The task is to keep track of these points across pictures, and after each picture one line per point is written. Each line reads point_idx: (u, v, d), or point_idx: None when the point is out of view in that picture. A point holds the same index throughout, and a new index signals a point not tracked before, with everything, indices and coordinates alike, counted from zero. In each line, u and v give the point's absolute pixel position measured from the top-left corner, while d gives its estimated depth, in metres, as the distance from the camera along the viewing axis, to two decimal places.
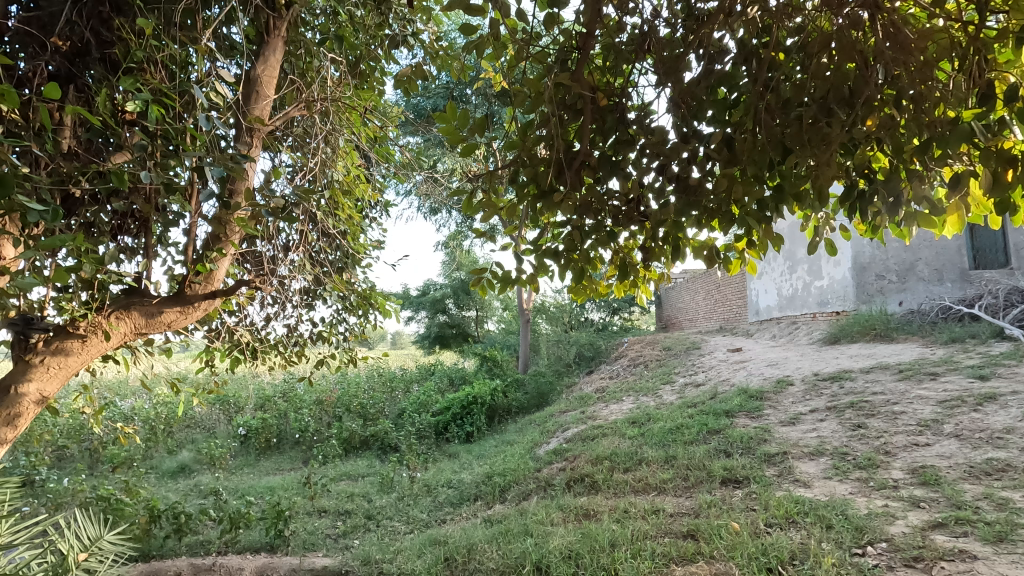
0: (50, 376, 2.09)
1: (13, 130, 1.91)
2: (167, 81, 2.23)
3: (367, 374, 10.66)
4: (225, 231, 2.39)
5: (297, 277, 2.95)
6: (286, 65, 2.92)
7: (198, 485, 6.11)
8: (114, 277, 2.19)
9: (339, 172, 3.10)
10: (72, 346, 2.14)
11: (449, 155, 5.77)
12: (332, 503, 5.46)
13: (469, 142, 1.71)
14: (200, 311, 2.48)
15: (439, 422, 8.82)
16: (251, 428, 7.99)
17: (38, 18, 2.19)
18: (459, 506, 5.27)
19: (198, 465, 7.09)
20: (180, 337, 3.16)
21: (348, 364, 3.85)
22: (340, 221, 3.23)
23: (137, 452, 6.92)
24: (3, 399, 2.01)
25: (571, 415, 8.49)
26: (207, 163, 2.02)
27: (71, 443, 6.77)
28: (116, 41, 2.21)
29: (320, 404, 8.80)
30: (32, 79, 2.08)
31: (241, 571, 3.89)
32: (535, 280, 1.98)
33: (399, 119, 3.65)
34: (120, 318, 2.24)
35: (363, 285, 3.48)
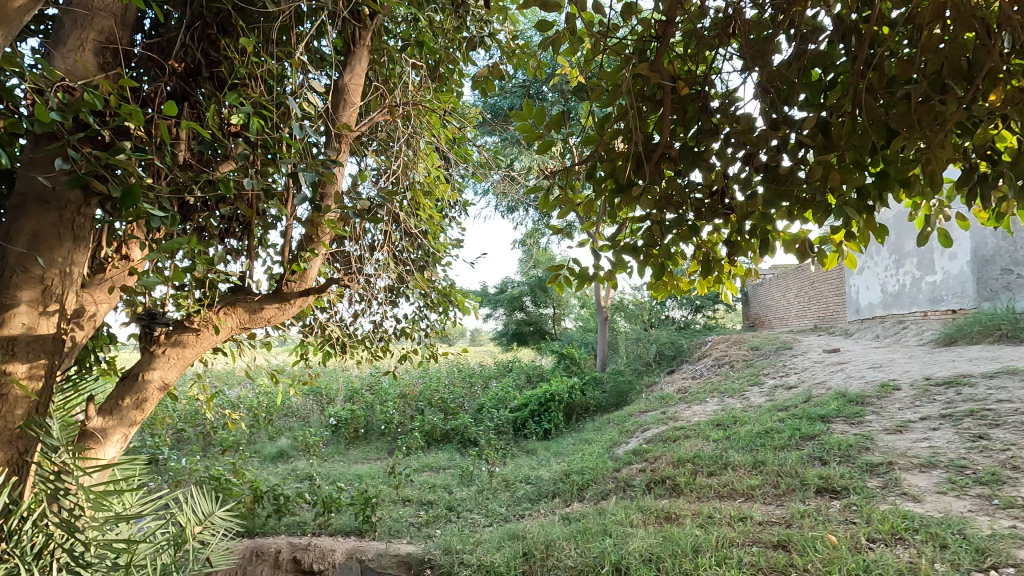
0: (170, 365, 2.38)
1: (140, 145, 2.14)
2: (266, 94, 2.44)
3: (447, 370, 10.94)
4: (317, 232, 2.57)
5: (381, 275, 3.12)
6: (371, 73, 3.06)
7: (295, 470, 6.54)
8: (222, 276, 2.48)
9: (420, 174, 3.24)
10: (187, 338, 2.40)
11: (526, 152, 5.77)
12: (416, 493, 5.66)
13: (548, 141, 1.71)
14: (296, 308, 2.66)
15: (518, 418, 8.94)
16: (341, 418, 8.45)
17: (158, 45, 2.46)
18: (538, 502, 5.30)
19: (295, 452, 7.57)
20: (278, 332, 3.41)
21: (430, 359, 3.99)
22: (421, 221, 3.38)
23: (243, 437, 7.52)
24: (134, 385, 2.32)
25: (651, 415, 8.27)
26: (301, 169, 2.27)
27: (187, 426, 7.47)
28: (223, 60, 2.46)
29: (403, 397, 9.16)
30: (154, 99, 2.32)
31: (333, 552, 4.10)
32: (614, 277, 1.95)
33: (478, 119, 3.73)
34: (227, 313, 2.49)
35: (444, 283, 3.61)
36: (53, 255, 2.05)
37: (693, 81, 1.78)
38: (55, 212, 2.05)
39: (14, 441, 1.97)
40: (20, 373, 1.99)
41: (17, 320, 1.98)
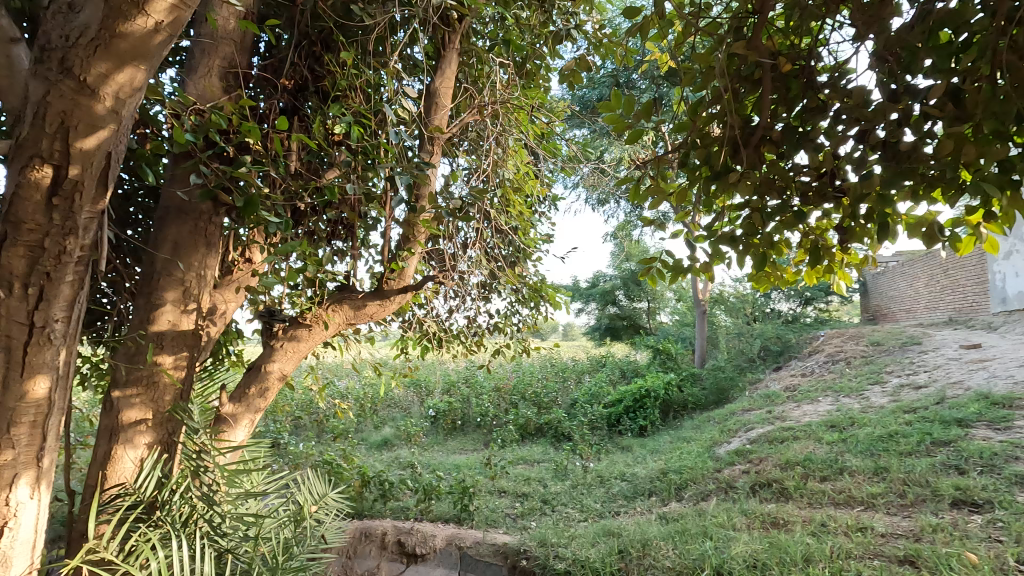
0: (287, 358, 2.63)
1: (258, 158, 2.37)
2: (365, 103, 2.60)
3: (540, 365, 11.02)
4: (413, 232, 2.73)
5: (474, 272, 3.22)
6: (461, 76, 3.16)
7: (398, 458, 6.91)
8: (330, 276, 2.69)
9: (509, 171, 3.29)
10: (301, 333, 2.64)
11: (616, 143, 5.65)
12: (511, 485, 5.76)
13: (636, 130, 1.67)
14: (396, 305, 2.81)
15: (612, 413, 8.81)
16: (440, 410, 8.77)
17: (271, 65, 2.71)
18: (634, 500, 5.20)
19: (398, 440, 7.98)
20: (381, 327, 3.62)
21: (522, 353, 4.05)
22: (512, 218, 3.43)
23: (351, 426, 8.04)
24: (258, 375, 2.60)
25: (755, 414, 7.81)
26: (398, 172, 2.45)
27: (303, 414, 8.13)
28: (327, 74, 2.66)
29: (498, 391, 9.35)
30: (270, 115, 2.55)
31: (434, 537, 4.28)
32: (710, 269, 1.87)
33: (566, 113, 3.72)
34: (335, 310, 2.71)
35: (535, 278, 3.65)
36: (191, 259, 2.33)
37: (796, 56, 1.66)
38: (192, 222, 2.32)
39: (164, 423, 2.26)
40: (167, 363, 2.27)
41: (164, 316, 2.27)
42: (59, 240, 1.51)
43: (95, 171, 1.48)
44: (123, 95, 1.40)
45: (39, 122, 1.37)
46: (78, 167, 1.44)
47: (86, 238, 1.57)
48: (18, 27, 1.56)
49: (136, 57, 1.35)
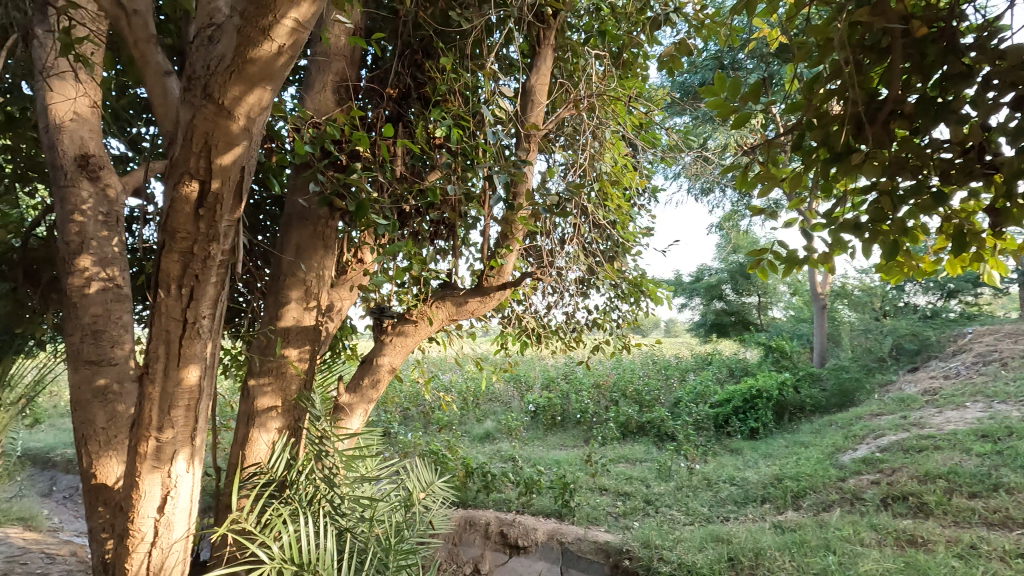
0: (396, 352, 2.79)
1: (368, 165, 2.54)
2: (464, 106, 2.70)
3: (641, 362, 10.74)
4: (512, 230, 2.76)
5: (572, 268, 3.21)
6: (556, 71, 3.16)
7: (500, 451, 7.06)
8: (433, 274, 2.81)
9: (606, 164, 3.25)
10: (408, 329, 2.80)
11: (720, 129, 5.35)
12: (613, 483, 5.67)
13: (743, 114, 1.58)
14: (496, 301, 2.89)
15: (719, 414, 8.38)
16: (540, 405, 8.83)
17: (378, 76, 2.89)
18: (745, 506, 4.92)
19: (499, 434, 8.15)
20: (481, 323, 3.73)
21: (623, 349, 3.97)
22: (610, 212, 3.37)
23: (455, 418, 8.33)
24: (370, 367, 2.78)
25: (887, 419, 7.06)
26: (496, 171, 2.51)
27: (411, 405, 8.54)
28: (428, 81, 2.79)
29: (597, 387, 9.24)
30: (377, 123, 2.73)
31: (536, 531, 4.32)
32: (830, 260, 1.71)
33: (665, 101, 3.59)
34: (438, 307, 2.83)
35: (634, 273, 3.56)
36: (311, 260, 2.54)
37: (934, 18, 1.46)
38: (311, 226, 2.54)
39: (291, 409, 2.49)
40: (292, 355, 2.50)
41: (289, 313, 2.50)
42: (204, 246, 1.70)
43: (232, 183, 1.65)
44: (253, 114, 1.55)
45: (187, 143, 1.56)
46: (218, 180, 1.61)
47: (226, 244, 1.76)
48: (169, 60, 1.77)
49: (263, 78, 1.49)
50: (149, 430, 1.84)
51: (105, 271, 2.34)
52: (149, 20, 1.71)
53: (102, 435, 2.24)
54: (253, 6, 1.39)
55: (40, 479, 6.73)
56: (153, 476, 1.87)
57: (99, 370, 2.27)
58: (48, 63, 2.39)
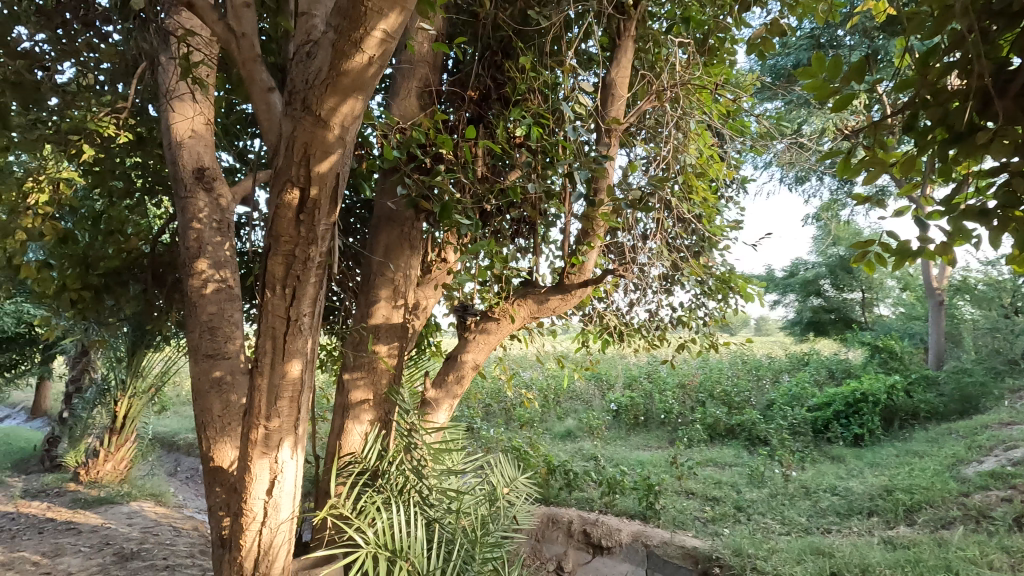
0: (480, 349, 2.86)
1: (450, 166, 2.61)
2: (543, 104, 2.70)
3: (729, 361, 10.25)
4: (593, 226, 2.74)
5: (655, 264, 3.13)
6: (637, 63, 3.09)
7: (582, 449, 7.02)
8: (515, 273, 2.84)
9: (691, 156, 3.14)
10: (490, 326, 2.86)
11: (817, 112, 4.98)
12: (700, 486, 5.47)
13: (845, 97, 1.44)
14: (577, 299, 2.88)
15: (818, 418, 7.83)
16: (622, 405, 8.67)
17: (459, 79, 2.97)
18: (848, 518, 4.57)
19: (581, 432, 8.10)
20: (562, 320, 3.73)
21: (710, 348, 3.82)
22: (695, 205, 3.25)
23: (536, 415, 8.37)
24: (455, 363, 2.86)
25: (1020, 429, 6.27)
26: (576, 168, 2.50)
27: (492, 401, 8.68)
28: (507, 81, 2.83)
29: (682, 387, 8.93)
30: (459, 126, 2.80)
31: (620, 531, 4.25)
32: (950, 251, 1.54)
33: (755, 86, 3.40)
34: (520, 305, 2.87)
35: (722, 269, 3.41)
36: (398, 260, 2.66)
37: None
38: (399, 228, 2.65)
39: (382, 403, 2.62)
40: (382, 351, 2.62)
41: (379, 311, 2.62)
42: (305, 249, 1.83)
43: (329, 190, 1.76)
44: (346, 123, 1.64)
45: (289, 153, 1.67)
46: (316, 187, 1.72)
47: (324, 246, 1.87)
48: (271, 76, 1.92)
49: (356, 88, 1.58)
50: (259, 419, 2.00)
51: (219, 273, 2.57)
52: (256, 42, 1.86)
53: (218, 421, 2.45)
54: (346, 20, 1.48)
55: (167, 460, 7.52)
56: (262, 461, 2.03)
57: (215, 362, 2.50)
58: (170, 87, 2.67)
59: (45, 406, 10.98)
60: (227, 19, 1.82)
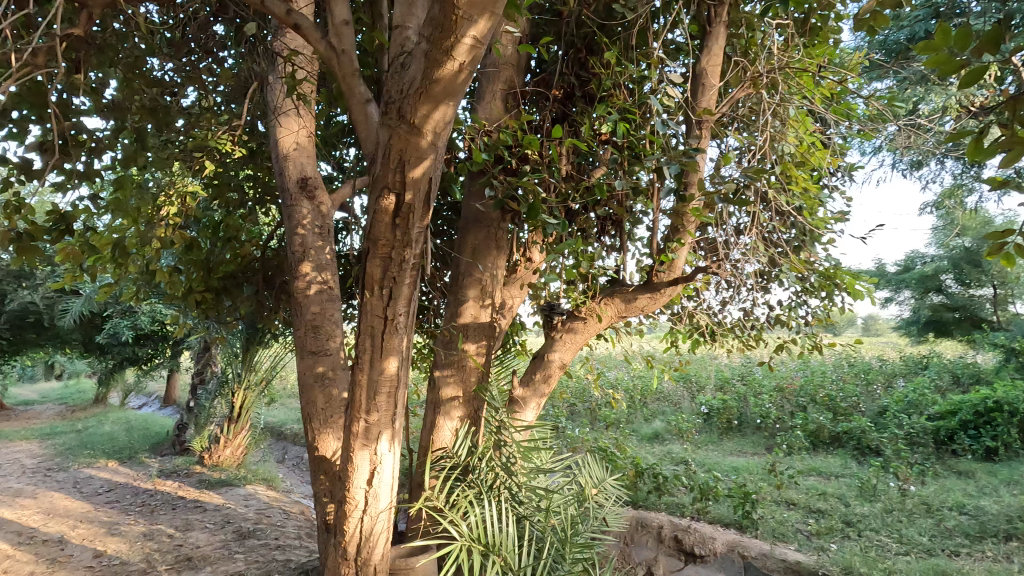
0: (566, 348, 2.86)
1: (536, 166, 2.63)
2: (630, 99, 2.65)
3: (834, 363, 9.50)
4: (683, 223, 2.66)
5: (750, 260, 2.97)
6: (730, 49, 2.95)
7: (671, 453, 6.80)
8: (601, 272, 2.80)
9: (790, 144, 2.95)
10: (577, 326, 2.84)
11: (939, 89, 4.49)
12: (802, 497, 5.11)
13: (978, 69, 1.24)
14: (667, 297, 2.80)
15: (940, 428, 7.07)
16: (713, 408, 8.30)
17: (543, 79, 2.98)
18: (980, 541, 4.09)
19: (669, 435, 7.84)
20: (650, 320, 3.63)
21: (812, 349, 3.56)
22: (795, 197, 3.05)
23: (622, 416, 8.20)
24: (542, 363, 2.87)
25: None
26: (666, 163, 2.42)
27: (577, 401, 8.62)
28: (592, 77, 2.80)
29: (780, 391, 8.39)
30: (544, 126, 2.82)
31: (714, 540, 4.07)
32: None
33: (863, 65, 3.13)
34: (607, 304, 2.83)
35: (826, 264, 3.17)
36: (486, 260, 2.72)
37: None
38: (486, 228, 2.71)
39: (471, 400, 2.68)
40: (471, 350, 2.69)
41: (467, 310, 2.69)
42: (400, 252, 1.91)
43: (422, 194, 1.83)
44: (438, 129, 1.70)
45: (386, 161, 1.76)
46: (411, 192, 1.80)
47: (417, 249, 1.95)
48: (368, 89, 2.02)
49: (447, 95, 1.63)
50: (360, 413, 2.12)
51: (320, 275, 2.75)
52: (354, 57, 1.98)
53: (321, 414, 2.62)
54: (437, 30, 1.53)
55: (276, 448, 8.16)
56: (363, 452, 2.15)
57: (318, 359, 2.68)
58: (278, 104, 2.89)
59: (174, 396, 12.25)
60: (329, 37, 1.95)
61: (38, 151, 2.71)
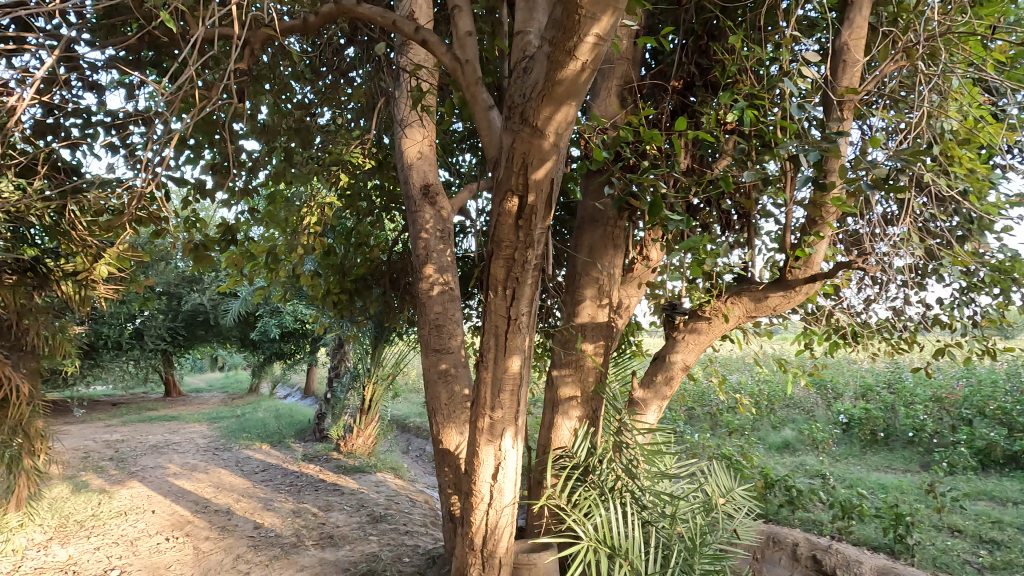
0: (690, 349, 2.74)
1: (655, 161, 2.55)
2: (758, 84, 2.48)
3: (1008, 371, 8.15)
4: (822, 214, 2.43)
5: (903, 253, 2.64)
6: (875, 18, 2.65)
7: (804, 464, 6.25)
8: (727, 269, 2.65)
9: (953, 120, 2.58)
10: (701, 326, 2.72)
11: None
12: (970, 524, 4.45)
13: None
14: (803, 296, 2.57)
15: None
16: (854, 417, 7.49)
17: (661, 71, 2.90)
18: None
19: (802, 445, 7.22)
20: (781, 320, 3.38)
21: (984, 355, 3.09)
22: (959, 179, 2.67)
23: (747, 423, 7.69)
24: (663, 364, 2.78)
25: None
26: (802, 150, 2.21)
27: (696, 404, 8.23)
28: (715, 65, 2.67)
29: (938, 401, 7.37)
30: (663, 119, 2.73)
31: (861, 565, 3.67)
32: None
33: None
34: (734, 303, 2.68)
35: (1000, 256, 2.74)
36: (603, 259, 2.69)
37: None
38: (602, 227, 2.69)
39: (589, 400, 2.66)
40: (589, 349, 2.67)
41: (585, 310, 2.67)
42: (523, 253, 1.95)
43: (544, 196, 1.85)
44: (560, 130, 1.71)
45: (510, 164, 1.80)
46: (533, 194, 1.83)
47: (539, 250, 1.98)
48: (490, 95, 2.08)
49: (569, 95, 1.63)
50: (485, 409, 2.19)
51: (442, 277, 2.89)
52: (477, 66, 2.05)
53: (445, 408, 2.76)
54: (560, 31, 1.53)
55: (402, 440, 8.71)
56: (488, 448, 2.22)
57: (442, 356, 2.81)
58: (404, 116, 3.08)
59: (313, 388, 13.53)
60: (454, 49, 2.05)
61: (211, 172, 3.14)
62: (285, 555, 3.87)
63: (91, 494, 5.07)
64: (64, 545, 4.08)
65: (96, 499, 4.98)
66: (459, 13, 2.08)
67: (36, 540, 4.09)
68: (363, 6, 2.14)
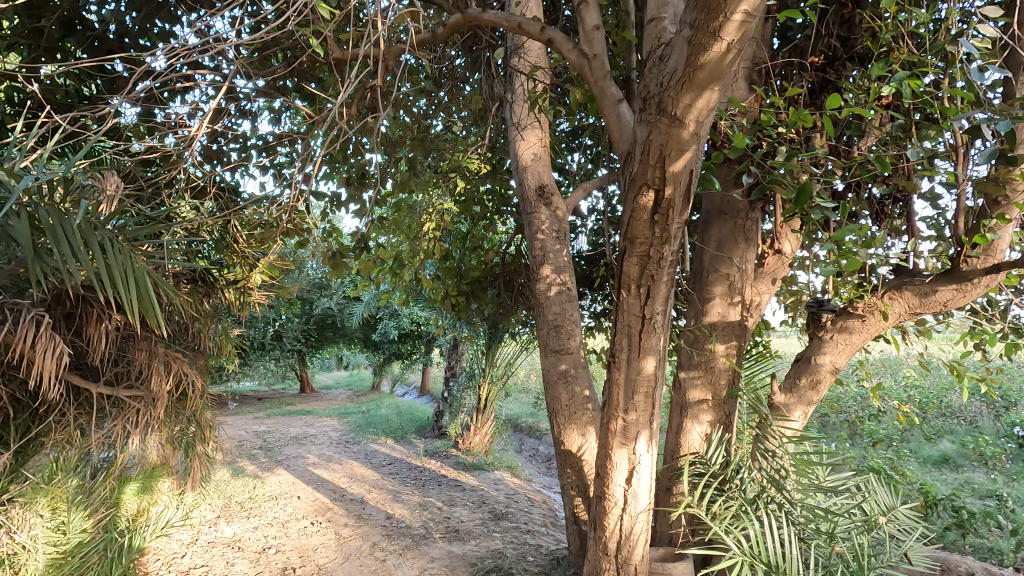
0: (839, 351, 2.49)
1: (793, 144, 2.35)
2: (917, 50, 2.20)
3: None
4: (1005, 193, 2.09)
5: None
6: None
7: (972, 482, 5.45)
8: (883, 261, 2.37)
9: None
10: (853, 325, 2.45)
11: None
12: None
13: None
14: (981, 289, 2.23)
15: None
16: None
17: (798, 48, 2.67)
18: None
19: (965, 460, 6.31)
20: (946, 317, 2.97)
21: None
22: None
23: (894, 432, 6.88)
24: (808, 366, 2.56)
25: None
26: (988, 120, 1.82)
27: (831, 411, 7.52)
28: (862, 35, 2.41)
29: None
30: (799, 99, 2.51)
31: None
32: None
33: None
34: (894, 299, 2.38)
35: None
36: (734, 254, 2.53)
37: None
38: (731, 220, 2.54)
39: (721, 404, 2.52)
40: (721, 350, 2.50)
41: (714, 309, 2.52)
42: (659, 248, 1.88)
43: (682, 188, 1.76)
44: (701, 117, 1.61)
45: (645, 157, 1.73)
46: (671, 187, 1.75)
47: (676, 245, 1.89)
48: (619, 89, 2.03)
49: (712, 80, 1.53)
50: (618, 411, 2.14)
51: (560, 277, 2.87)
52: (605, 60, 2.01)
53: (566, 410, 2.73)
54: (704, 12, 1.44)
55: (515, 439, 8.85)
56: (622, 450, 2.17)
57: (561, 357, 2.79)
58: (520, 118, 3.11)
59: (429, 387, 14.18)
60: (581, 45, 2.02)
61: (343, 185, 3.40)
62: (416, 545, 4.07)
63: (247, 479, 5.69)
64: (229, 523, 4.62)
65: (252, 483, 5.59)
66: (585, 7, 2.05)
67: (208, 517, 4.70)
68: (487, 13, 2.16)
